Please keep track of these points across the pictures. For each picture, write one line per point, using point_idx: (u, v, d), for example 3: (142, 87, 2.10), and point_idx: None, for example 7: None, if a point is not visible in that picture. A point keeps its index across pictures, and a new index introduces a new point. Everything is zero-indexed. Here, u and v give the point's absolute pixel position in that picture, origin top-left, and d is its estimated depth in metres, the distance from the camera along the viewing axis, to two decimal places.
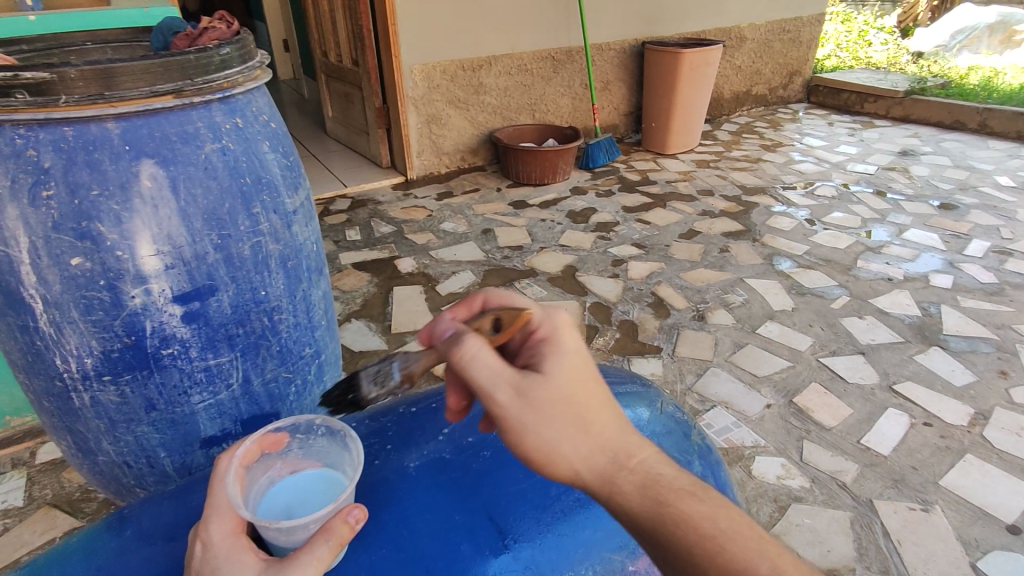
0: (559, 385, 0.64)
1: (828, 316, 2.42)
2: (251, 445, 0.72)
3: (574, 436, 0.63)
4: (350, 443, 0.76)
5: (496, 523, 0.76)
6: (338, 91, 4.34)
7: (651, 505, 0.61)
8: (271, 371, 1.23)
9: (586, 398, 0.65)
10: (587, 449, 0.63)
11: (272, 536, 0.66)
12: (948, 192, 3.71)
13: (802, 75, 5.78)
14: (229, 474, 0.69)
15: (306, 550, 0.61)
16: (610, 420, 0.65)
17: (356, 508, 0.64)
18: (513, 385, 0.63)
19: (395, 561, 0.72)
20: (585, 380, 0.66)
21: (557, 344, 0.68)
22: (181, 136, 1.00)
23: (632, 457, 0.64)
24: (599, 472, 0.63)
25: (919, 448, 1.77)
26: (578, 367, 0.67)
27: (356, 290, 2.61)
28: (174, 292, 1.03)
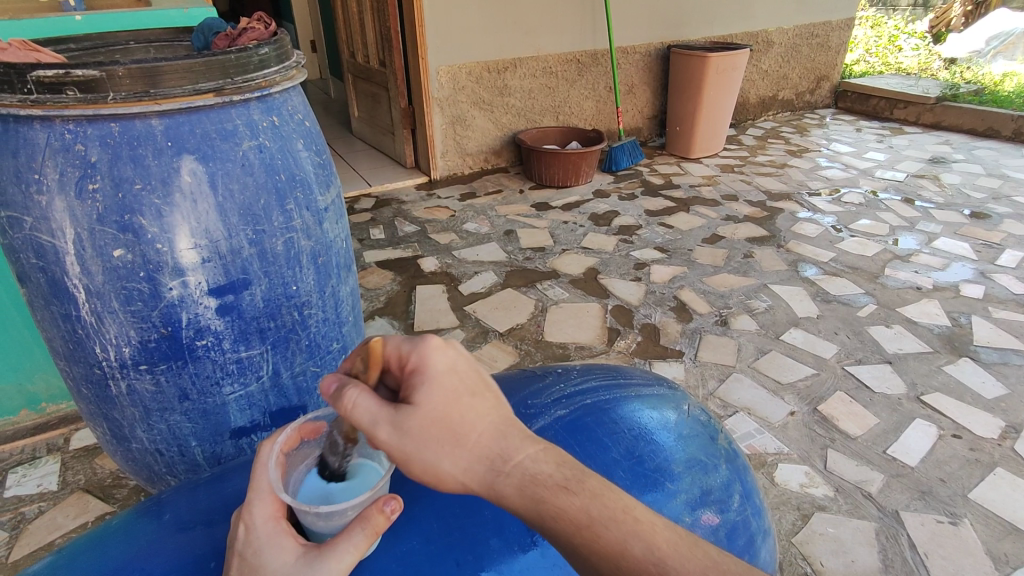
0: (431, 412, 0.57)
1: (854, 324, 2.39)
2: (292, 433, 0.71)
3: (451, 453, 0.57)
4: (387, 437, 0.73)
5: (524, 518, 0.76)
6: (365, 92, 4.39)
7: (530, 504, 0.55)
8: (300, 365, 1.26)
9: (464, 418, 0.57)
10: (468, 462, 0.57)
11: (312, 521, 0.67)
12: (980, 201, 3.63)
13: (830, 80, 5.70)
14: (270, 460, 0.69)
15: (345, 537, 0.63)
16: (488, 427, 0.58)
17: (392, 499, 0.63)
18: (384, 422, 0.57)
19: (426, 553, 0.72)
20: (457, 398, 0.58)
21: (424, 367, 0.58)
22: (221, 133, 1.03)
23: (510, 459, 0.57)
24: (481, 479, 0.57)
25: (947, 460, 1.74)
26: (454, 389, 0.58)
27: (379, 288, 2.64)
28: (209, 285, 1.05)
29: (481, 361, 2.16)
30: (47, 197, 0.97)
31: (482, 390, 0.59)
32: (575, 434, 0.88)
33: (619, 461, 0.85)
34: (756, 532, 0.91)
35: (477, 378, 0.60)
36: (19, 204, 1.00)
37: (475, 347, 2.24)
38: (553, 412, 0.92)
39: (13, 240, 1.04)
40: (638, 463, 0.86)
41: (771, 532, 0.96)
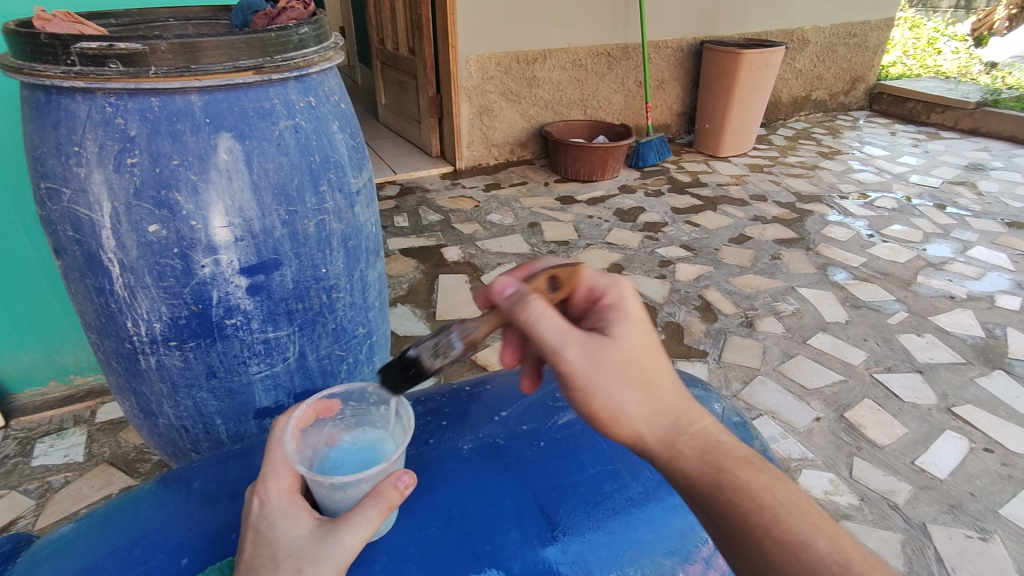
0: (625, 351, 0.68)
1: (884, 331, 2.33)
2: (306, 409, 0.71)
3: (639, 396, 0.66)
4: (404, 412, 0.73)
5: (546, 514, 0.74)
6: (392, 79, 4.39)
7: (709, 470, 0.62)
8: (326, 348, 1.26)
9: (650, 364, 0.68)
10: (651, 411, 0.66)
11: (327, 494, 0.65)
12: (1018, 211, 3.52)
13: (865, 81, 5.56)
14: (285, 433, 0.68)
15: (356, 511, 0.61)
16: (673, 387, 0.68)
17: (404, 474, 0.63)
18: (582, 346, 0.68)
19: (443, 539, 0.70)
20: (646, 348, 0.69)
21: (624, 316, 0.72)
22: (258, 112, 1.02)
23: (694, 424, 0.66)
24: (663, 437, 0.65)
25: (978, 474, 1.69)
26: (642, 336, 0.70)
27: (402, 275, 2.65)
28: (241, 264, 1.05)
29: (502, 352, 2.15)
30: (85, 169, 0.98)
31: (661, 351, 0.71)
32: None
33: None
34: None
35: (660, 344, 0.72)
36: (58, 175, 1.00)
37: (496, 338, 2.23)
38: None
39: (51, 212, 1.04)
40: None
41: None
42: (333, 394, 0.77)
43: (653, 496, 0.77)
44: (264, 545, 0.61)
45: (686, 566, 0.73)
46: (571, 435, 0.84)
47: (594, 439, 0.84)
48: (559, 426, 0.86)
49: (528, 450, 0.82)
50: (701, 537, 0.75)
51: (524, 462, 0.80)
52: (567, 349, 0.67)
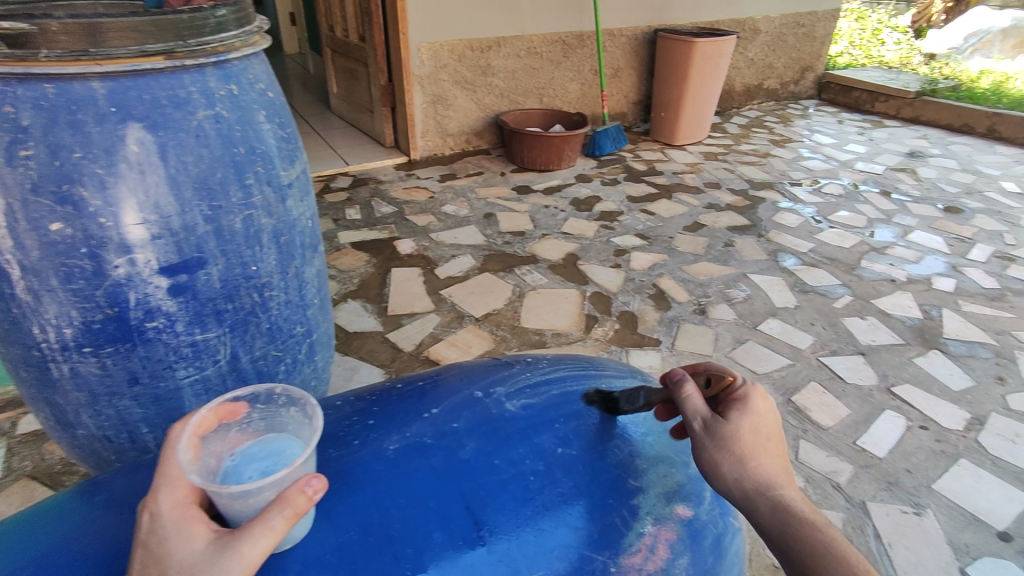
0: (741, 425, 0.72)
1: (830, 315, 2.39)
2: (206, 413, 0.65)
3: (737, 459, 0.70)
4: (317, 413, 0.67)
5: (472, 513, 0.71)
6: (343, 67, 4.27)
7: (778, 523, 0.66)
8: (260, 349, 1.20)
9: (757, 442, 0.71)
10: (742, 474, 0.70)
11: (227, 503, 0.59)
12: (954, 195, 3.65)
13: (814, 71, 5.69)
14: (181, 441, 0.63)
15: (259, 519, 0.55)
16: (773, 466, 0.71)
17: (314, 477, 0.56)
18: (706, 412, 0.74)
19: (361, 545, 0.67)
20: (761, 432, 0.72)
21: (751, 398, 0.74)
22: (172, 99, 0.95)
23: (779, 494, 0.69)
24: (744, 492, 0.69)
25: (915, 451, 1.75)
26: (763, 423, 0.73)
27: (353, 270, 2.58)
28: (160, 263, 0.99)
29: (456, 346, 2.12)
30: None
31: (778, 445, 0.73)
32: (535, 424, 0.84)
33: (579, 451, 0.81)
34: (728, 530, 0.87)
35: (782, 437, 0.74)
36: None
37: (449, 332, 2.19)
38: (515, 400, 0.88)
39: None
40: (601, 455, 0.82)
41: (742, 529, 0.93)
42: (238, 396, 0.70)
43: (584, 492, 0.77)
44: (154, 564, 0.56)
45: (623, 558, 0.73)
46: (505, 432, 0.82)
47: (526, 434, 0.82)
48: (492, 422, 0.83)
49: (457, 446, 0.78)
50: (635, 530, 0.76)
51: (453, 460, 0.77)
52: (691, 413, 0.74)
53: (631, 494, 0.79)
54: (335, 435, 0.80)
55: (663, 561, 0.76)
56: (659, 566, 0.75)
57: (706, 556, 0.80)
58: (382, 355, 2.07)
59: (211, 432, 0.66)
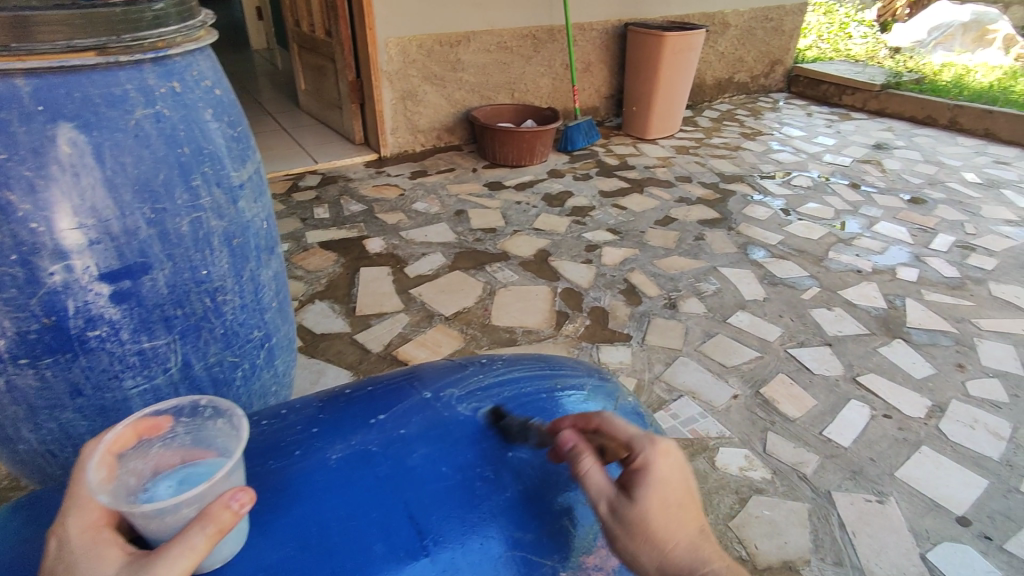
0: (647, 507, 0.70)
1: (798, 307, 2.41)
2: (123, 430, 0.66)
3: (652, 547, 0.69)
4: (241, 423, 0.69)
5: (416, 522, 0.71)
6: (311, 63, 4.19)
7: None
8: (215, 356, 1.15)
9: (665, 519, 0.70)
10: (659, 559, 0.69)
11: (144, 523, 0.60)
12: (918, 186, 3.72)
13: (783, 64, 5.76)
14: (93, 460, 0.64)
15: (179, 539, 0.56)
16: (687, 536, 0.70)
17: (240, 492, 0.59)
18: (613, 500, 0.71)
19: (299, 560, 0.66)
20: (666, 504, 0.71)
21: (653, 467, 0.73)
22: (107, 98, 0.92)
23: (697, 565, 0.69)
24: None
25: (878, 440, 1.77)
26: (667, 493, 0.72)
27: (320, 270, 2.53)
28: (101, 269, 0.95)
29: (425, 346, 2.09)
30: None
31: (689, 508, 0.73)
32: (485, 429, 0.83)
33: (529, 454, 0.81)
34: None
35: (687, 492, 0.74)
36: None
37: (419, 331, 2.17)
38: (466, 403, 0.87)
39: None
40: (552, 458, 0.81)
41: None
42: (162, 411, 0.72)
43: (533, 495, 0.77)
44: None
45: (573, 560, 0.74)
46: (453, 437, 0.81)
47: (474, 439, 0.81)
48: (442, 427, 0.82)
49: (403, 453, 0.78)
50: (585, 533, 0.76)
51: (398, 469, 0.76)
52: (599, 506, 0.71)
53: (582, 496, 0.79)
54: (278, 445, 0.79)
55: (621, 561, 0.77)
56: (616, 565, 0.76)
57: None
58: (350, 357, 2.03)
59: (131, 448, 0.67)
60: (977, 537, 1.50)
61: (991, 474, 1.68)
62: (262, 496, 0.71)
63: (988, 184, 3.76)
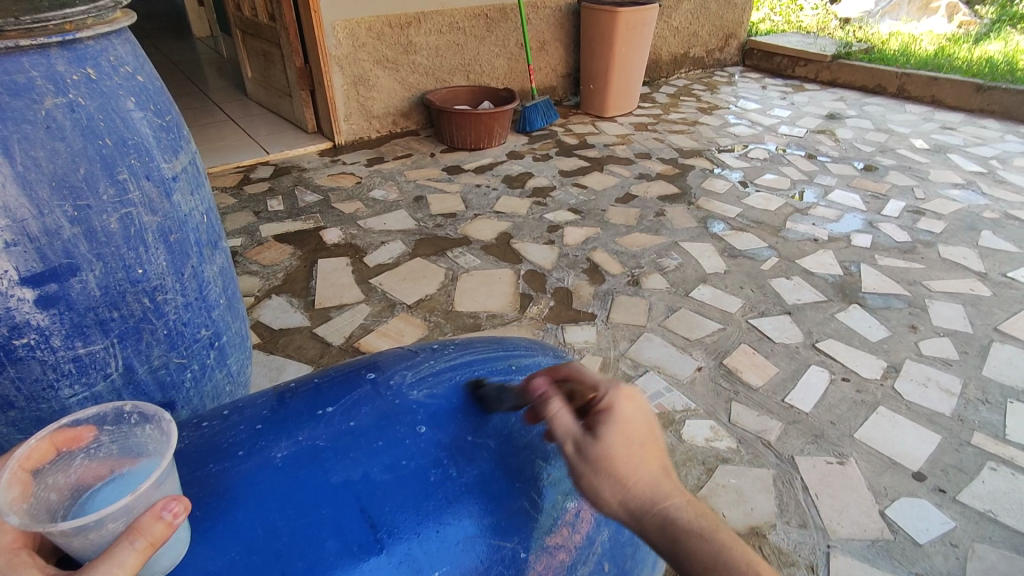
0: (610, 443, 0.69)
1: (758, 277, 2.45)
2: (38, 443, 0.63)
3: (615, 483, 0.68)
4: (169, 427, 0.65)
5: (368, 515, 0.68)
6: (256, 49, 4.04)
7: (667, 542, 0.65)
8: (160, 358, 1.09)
9: (627, 456, 0.69)
10: (622, 495, 0.68)
11: (66, 541, 0.56)
12: (869, 154, 3.81)
13: (737, 38, 5.80)
14: (2, 478, 0.59)
15: (106, 555, 0.53)
16: (649, 475, 0.69)
17: (173, 501, 0.55)
18: (578, 440, 0.70)
19: (244, 565, 0.63)
20: (631, 444, 0.70)
21: (616, 407, 0.72)
22: (10, 87, 0.85)
23: (659, 505, 0.67)
24: (632, 512, 0.67)
25: (837, 403, 1.81)
26: (632, 432, 0.71)
27: (277, 264, 2.45)
28: (22, 273, 0.88)
29: (388, 336, 2.05)
30: None
31: (652, 448, 0.71)
32: (438, 414, 0.81)
33: (484, 438, 0.79)
34: None
35: (654, 433, 0.73)
36: None
37: (381, 321, 2.12)
38: (417, 389, 0.85)
39: None
40: (510, 439, 0.80)
41: None
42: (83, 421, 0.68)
43: (489, 479, 0.75)
44: None
45: (536, 541, 0.73)
46: (404, 426, 0.78)
47: (425, 425, 0.79)
48: (394, 416, 0.79)
49: (350, 445, 0.75)
50: (547, 513, 0.75)
51: (348, 462, 0.73)
52: (564, 445, 0.70)
53: (541, 476, 0.78)
54: (217, 448, 0.75)
55: (586, 536, 0.77)
56: (580, 540, 0.76)
57: (623, 527, 0.83)
58: (311, 351, 1.98)
59: (49, 463, 0.63)
60: (933, 490, 1.55)
61: (944, 429, 1.74)
62: (203, 502, 0.68)
63: (935, 149, 3.87)
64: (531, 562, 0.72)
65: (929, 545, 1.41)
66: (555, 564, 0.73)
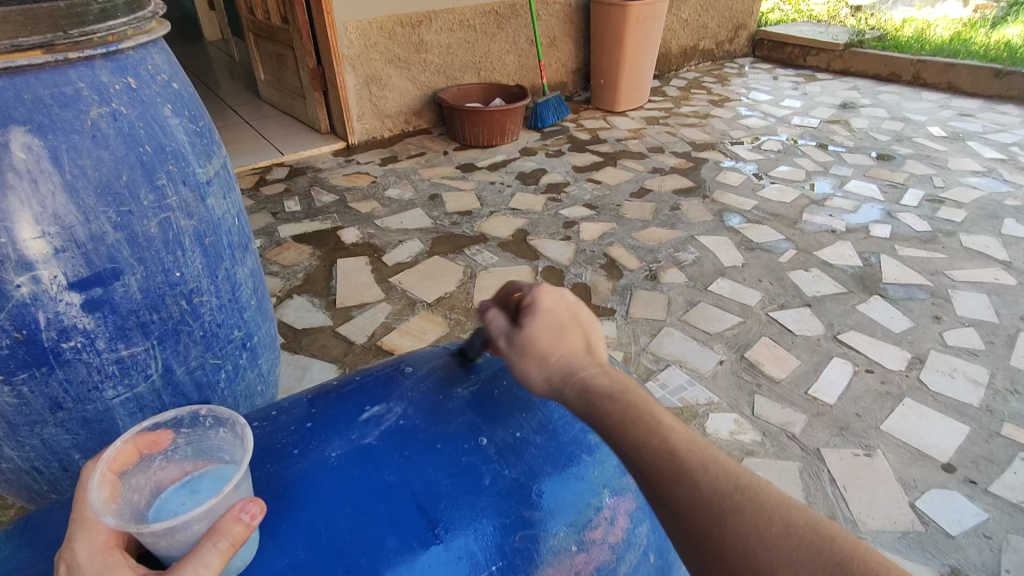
0: (533, 332, 0.75)
1: (777, 270, 2.44)
2: (122, 446, 0.66)
3: (539, 365, 0.73)
4: (242, 430, 0.68)
5: (425, 512, 0.70)
6: (268, 51, 4.06)
7: (583, 406, 0.67)
8: (196, 359, 1.11)
9: (547, 338, 0.74)
10: (546, 372, 0.72)
11: (153, 541, 0.59)
12: (885, 143, 3.78)
13: (746, 29, 5.76)
14: (94, 480, 0.63)
15: (192, 556, 0.55)
16: (570, 352, 0.73)
17: (250, 503, 0.58)
18: (508, 337, 0.78)
19: (309, 562, 0.65)
20: (554, 327, 0.75)
21: (537, 301, 0.78)
22: (58, 98, 0.87)
23: (577, 373, 0.70)
24: (556, 387, 0.71)
25: (862, 395, 1.81)
26: (553, 318, 0.76)
27: (297, 264, 2.48)
28: (70, 278, 0.91)
29: (410, 334, 2.07)
30: None
31: (576, 331, 0.76)
32: (482, 410, 0.82)
33: (530, 433, 0.81)
34: None
35: (577, 318, 0.78)
36: None
37: (402, 319, 2.14)
38: (461, 386, 0.86)
39: None
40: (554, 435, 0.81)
41: None
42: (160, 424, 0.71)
43: (538, 474, 0.76)
44: None
45: (584, 533, 0.74)
46: (450, 421, 0.80)
47: (472, 420, 0.81)
48: (439, 414, 0.81)
49: (400, 444, 0.76)
50: (593, 506, 0.76)
51: (401, 461, 0.74)
52: (496, 343, 0.78)
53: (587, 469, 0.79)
54: (271, 449, 0.77)
55: (628, 529, 0.78)
56: (621, 534, 0.77)
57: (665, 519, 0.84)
58: (334, 350, 2.00)
59: (132, 466, 0.66)
60: (963, 482, 1.55)
61: (972, 420, 1.73)
62: (265, 503, 0.69)
63: (953, 137, 3.83)
64: (582, 554, 0.73)
65: (961, 537, 1.41)
66: (604, 557, 0.75)
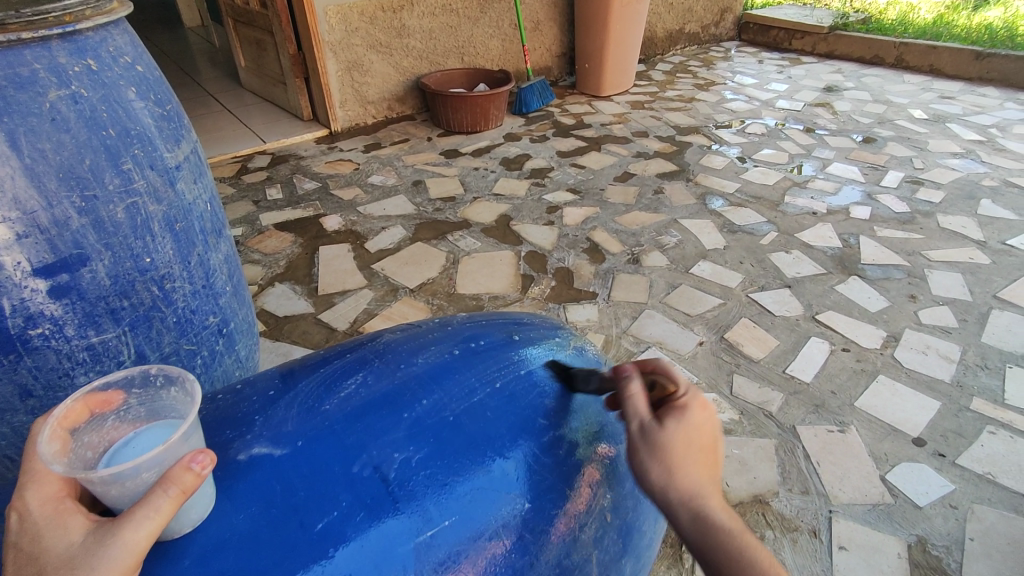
0: (672, 436, 0.69)
1: (758, 252, 2.46)
2: (72, 404, 0.66)
3: (660, 468, 0.68)
4: (192, 388, 0.68)
5: (380, 471, 0.71)
6: (248, 37, 4.01)
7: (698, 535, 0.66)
8: (170, 345, 1.11)
9: (683, 452, 0.69)
10: (664, 482, 0.68)
11: (103, 491, 0.59)
12: (868, 126, 3.80)
13: (732, 12, 5.74)
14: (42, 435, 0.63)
15: (142, 502, 0.56)
16: (699, 474, 0.69)
17: (200, 454, 0.59)
18: (642, 424, 0.71)
19: (264, 518, 0.65)
20: (692, 443, 0.70)
21: (690, 409, 0.71)
22: (14, 80, 0.86)
23: (699, 505, 0.67)
24: (668, 501, 0.68)
25: (837, 372, 1.84)
26: (698, 434, 0.70)
27: (278, 252, 2.47)
28: (34, 264, 0.90)
29: (392, 320, 2.07)
30: None
31: (709, 456, 0.70)
32: (441, 378, 0.83)
33: (487, 397, 0.82)
34: None
35: (719, 442, 0.72)
36: None
37: (384, 306, 2.14)
38: (421, 358, 0.87)
39: None
40: (512, 400, 0.83)
41: None
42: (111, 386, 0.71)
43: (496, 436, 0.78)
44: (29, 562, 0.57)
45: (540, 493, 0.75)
46: (407, 390, 0.81)
47: (429, 388, 0.81)
48: (397, 384, 0.82)
49: (358, 411, 0.77)
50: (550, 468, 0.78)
51: (359, 426, 0.75)
52: (630, 420, 0.71)
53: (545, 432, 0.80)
54: (234, 417, 0.77)
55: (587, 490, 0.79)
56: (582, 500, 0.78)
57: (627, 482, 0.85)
58: (315, 337, 2.00)
59: (83, 423, 0.67)
60: (932, 455, 1.58)
61: (944, 395, 1.76)
62: (221, 466, 0.70)
63: (934, 120, 3.85)
64: (536, 514, 0.74)
65: (929, 507, 1.44)
66: (561, 518, 0.76)
